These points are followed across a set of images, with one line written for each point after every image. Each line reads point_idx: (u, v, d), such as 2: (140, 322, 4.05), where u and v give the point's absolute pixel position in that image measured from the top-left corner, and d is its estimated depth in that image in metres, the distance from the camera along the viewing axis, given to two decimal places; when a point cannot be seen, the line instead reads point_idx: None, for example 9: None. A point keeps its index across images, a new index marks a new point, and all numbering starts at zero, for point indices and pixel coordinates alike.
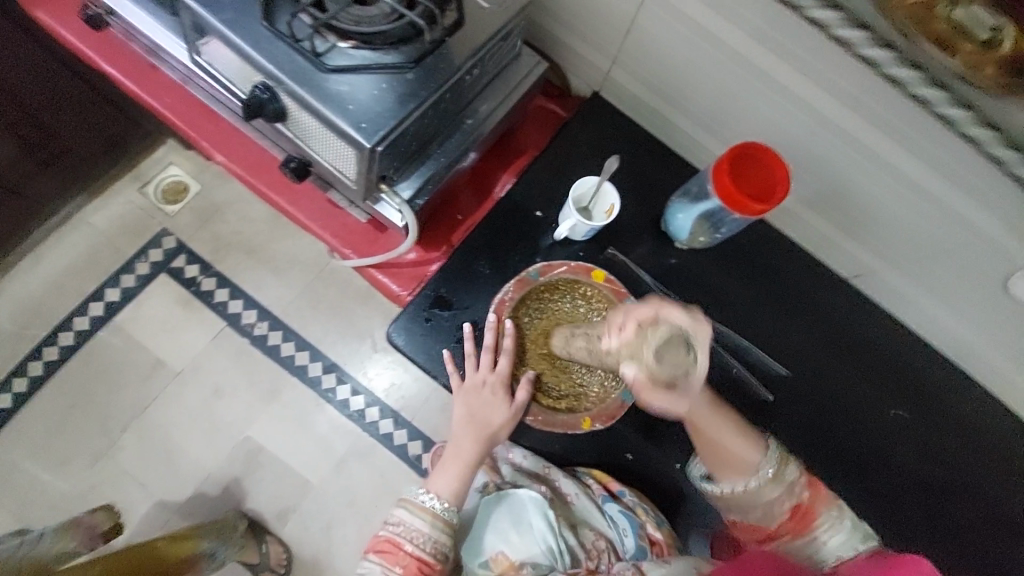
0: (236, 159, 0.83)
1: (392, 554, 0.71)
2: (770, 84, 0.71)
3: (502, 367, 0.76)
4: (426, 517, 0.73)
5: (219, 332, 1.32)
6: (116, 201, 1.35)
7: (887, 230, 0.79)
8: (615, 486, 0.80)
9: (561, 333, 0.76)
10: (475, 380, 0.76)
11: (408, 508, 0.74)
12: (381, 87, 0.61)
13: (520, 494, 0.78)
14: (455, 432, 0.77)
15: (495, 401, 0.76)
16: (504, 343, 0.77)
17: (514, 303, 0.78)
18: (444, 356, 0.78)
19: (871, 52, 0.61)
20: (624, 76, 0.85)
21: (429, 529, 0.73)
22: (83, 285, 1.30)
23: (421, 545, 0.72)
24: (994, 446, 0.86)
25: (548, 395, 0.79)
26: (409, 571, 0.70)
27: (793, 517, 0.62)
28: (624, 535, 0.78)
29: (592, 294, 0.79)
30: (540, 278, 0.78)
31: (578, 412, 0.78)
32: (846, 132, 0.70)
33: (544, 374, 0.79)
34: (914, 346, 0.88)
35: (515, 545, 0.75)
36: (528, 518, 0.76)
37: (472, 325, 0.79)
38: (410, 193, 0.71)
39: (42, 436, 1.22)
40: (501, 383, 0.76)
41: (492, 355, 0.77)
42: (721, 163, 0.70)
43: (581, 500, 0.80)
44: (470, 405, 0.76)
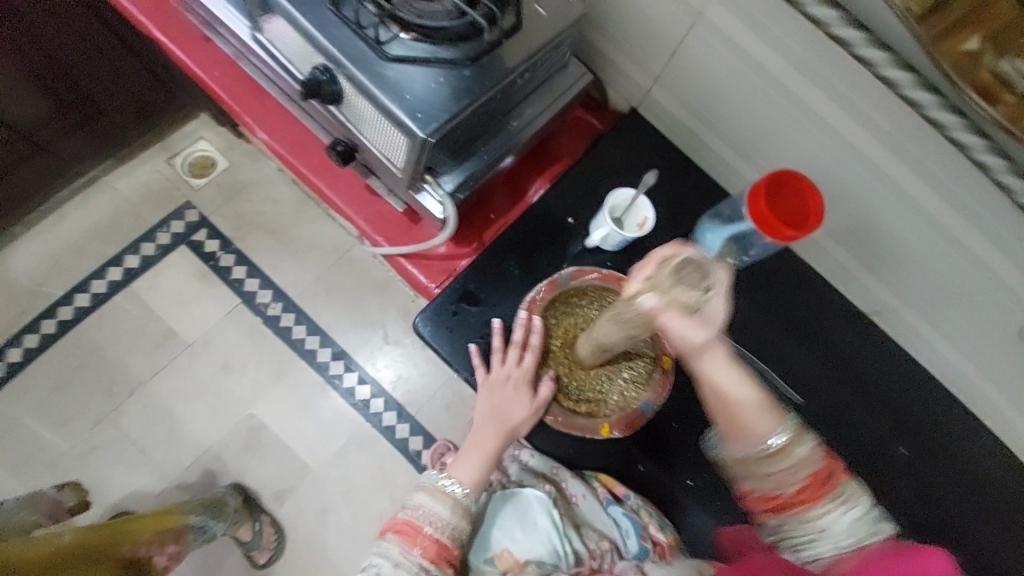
0: (279, 138, 0.85)
1: (411, 536, 0.71)
2: (811, 116, 0.73)
3: (527, 363, 0.77)
4: (448, 502, 0.74)
5: (233, 309, 1.33)
6: (145, 169, 1.37)
7: (911, 270, 0.80)
8: (620, 490, 0.85)
9: (581, 344, 0.75)
10: (500, 375, 0.77)
11: (429, 494, 0.74)
12: (438, 81, 0.62)
13: (526, 493, 0.83)
14: (479, 424, 0.79)
15: (517, 396, 0.77)
16: (532, 341, 0.77)
17: (544, 303, 0.79)
18: (471, 350, 0.79)
19: (916, 94, 0.60)
20: (665, 95, 0.87)
21: (448, 515, 0.74)
22: (103, 248, 1.31)
23: (440, 528, 0.72)
24: (997, 494, 0.86)
25: (569, 398, 0.80)
26: (428, 553, 0.70)
27: (813, 490, 0.54)
28: (627, 536, 0.83)
29: None
30: (571, 283, 0.79)
31: (597, 417, 0.77)
32: (881, 170, 0.72)
33: (565, 376, 0.80)
34: (926, 387, 0.89)
35: (520, 543, 0.80)
36: (534, 516, 0.82)
37: (501, 321, 0.80)
38: (453, 186, 0.72)
39: (47, 394, 1.22)
40: (525, 379, 0.77)
41: (518, 351, 0.78)
42: (759, 186, 0.71)
43: (585, 503, 0.85)
44: (493, 399, 0.77)
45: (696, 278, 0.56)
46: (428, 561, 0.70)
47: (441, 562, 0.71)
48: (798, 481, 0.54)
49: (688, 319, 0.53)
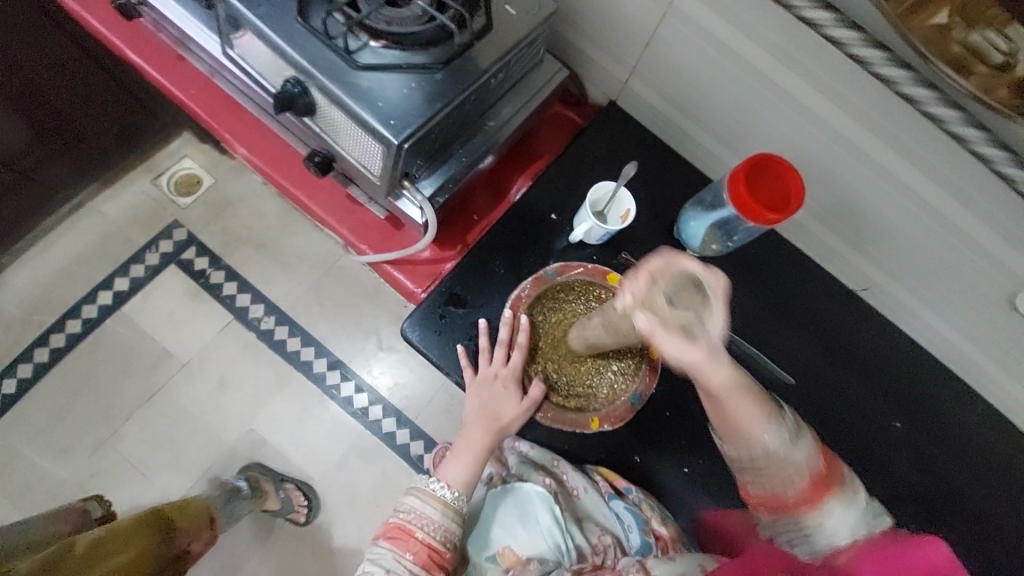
0: (257, 151, 0.85)
1: (403, 540, 0.71)
2: (786, 98, 0.73)
3: (514, 361, 0.77)
4: (438, 505, 0.74)
5: (226, 325, 1.32)
6: (129, 190, 1.37)
7: (896, 246, 0.80)
8: (621, 484, 0.83)
9: (575, 336, 0.76)
10: (488, 374, 0.77)
11: (420, 497, 0.74)
12: (410, 87, 0.62)
13: (525, 488, 0.82)
14: (469, 422, 0.79)
15: (506, 395, 0.77)
16: (519, 339, 0.78)
17: (530, 300, 0.80)
18: (459, 351, 0.79)
19: (889, 71, 0.60)
20: (641, 86, 0.87)
21: (439, 517, 0.73)
22: (92, 273, 1.30)
23: (431, 532, 0.72)
24: (995, 463, 0.86)
25: (558, 394, 0.80)
26: (420, 558, 0.70)
27: (811, 486, 0.57)
28: (629, 531, 0.82)
29: (606, 297, 0.80)
30: (557, 278, 0.81)
31: (586, 411, 0.79)
32: (859, 148, 0.72)
33: (555, 372, 0.80)
34: (919, 361, 0.89)
35: (521, 540, 0.79)
36: (535, 513, 0.81)
37: (487, 321, 0.80)
38: (431, 191, 0.72)
39: (44, 422, 1.22)
40: (513, 377, 0.77)
41: (505, 349, 0.78)
42: (739, 171, 0.71)
43: (586, 496, 0.83)
44: (482, 398, 0.77)
45: (690, 288, 0.53)
46: (419, 567, 0.69)
47: (433, 566, 0.70)
48: (799, 479, 0.57)
49: (689, 344, 0.51)
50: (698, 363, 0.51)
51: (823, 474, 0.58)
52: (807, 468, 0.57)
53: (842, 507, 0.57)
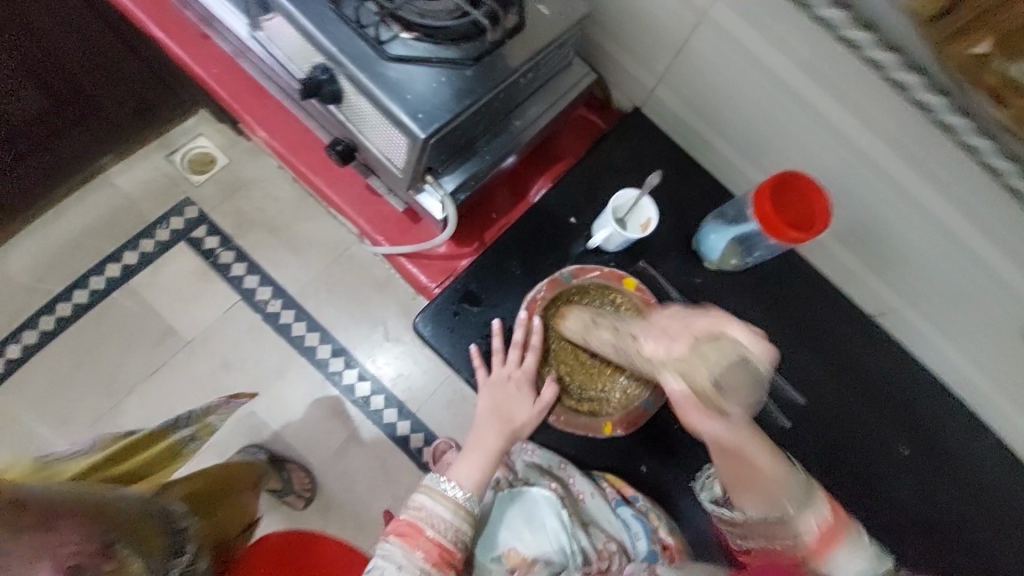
0: (279, 137, 0.84)
1: (413, 538, 0.70)
2: (817, 116, 0.72)
3: (528, 364, 0.77)
4: (449, 505, 0.73)
5: (232, 306, 1.32)
6: (143, 165, 1.36)
7: (917, 271, 0.79)
8: (629, 492, 0.83)
9: (574, 313, 0.77)
10: (501, 376, 0.77)
11: (431, 496, 0.73)
12: (439, 81, 0.61)
13: (532, 493, 0.82)
14: (481, 424, 0.78)
15: (519, 396, 0.77)
16: (532, 341, 0.77)
17: (546, 302, 0.78)
18: (472, 351, 0.79)
19: (925, 97, 0.59)
20: (668, 94, 0.86)
21: (450, 517, 0.73)
22: (102, 245, 1.30)
23: (441, 531, 0.71)
24: (999, 497, 0.86)
25: (572, 397, 0.79)
26: (431, 556, 0.69)
27: (819, 538, 0.59)
28: (636, 538, 0.81)
29: (622, 302, 0.79)
30: (573, 281, 0.79)
31: (600, 416, 0.78)
32: (887, 172, 0.71)
33: (570, 377, 0.80)
34: (931, 389, 0.88)
35: (528, 542, 0.80)
36: (542, 517, 0.81)
37: (501, 321, 0.80)
38: (453, 187, 0.71)
39: (47, 391, 1.22)
40: (526, 379, 0.77)
41: (519, 350, 0.78)
42: (763, 188, 0.70)
43: (592, 502, 0.83)
44: (495, 399, 0.77)
45: (738, 365, 0.59)
46: (429, 565, 0.69)
47: (443, 564, 0.70)
48: (810, 535, 0.60)
49: (714, 401, 0.60)
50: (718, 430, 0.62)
51: (835, 526, 0.60)
52: (817, 518, 0.61)
53: (851, 558, 0.58)
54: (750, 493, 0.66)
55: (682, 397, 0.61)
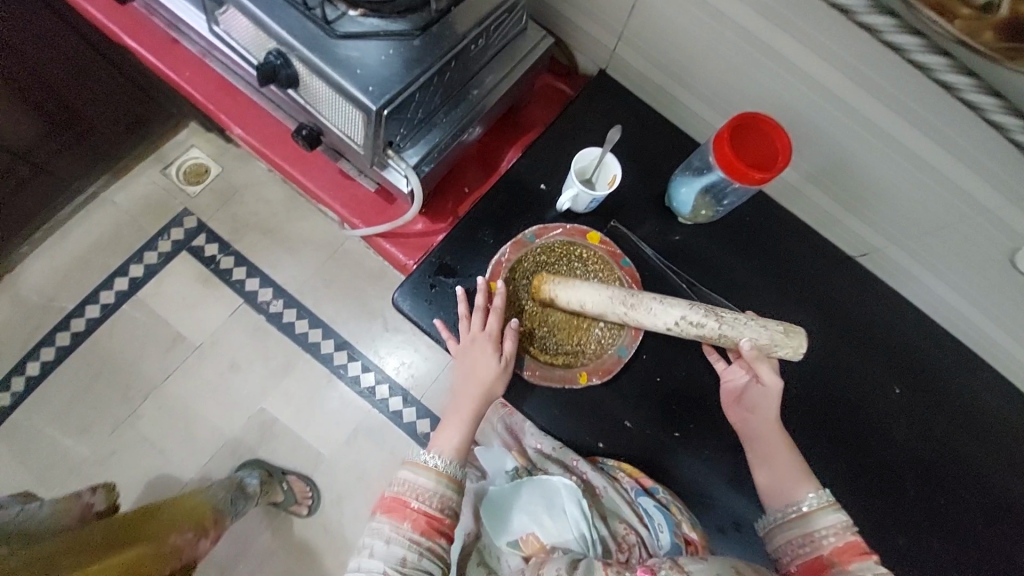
0: (252, 131, 0.86)
1: (399, 511, 0.72)
2: (774, 57, 0.72)
3: (491, 325, 0.77)
4: (430, 473, 0.74)
5: (237, 309, 1.36)
6: (139, 180, 1.41)
7: (894, 205, 0.78)
8: (648, 483, 0.84)
9: (558, 285, 0.77)
10: (469, 341, 0.77)
11: (413, 469, 0.75)
12: (388, 54, 0.63)
13: (554, 480, 0.86)
14: (458, 394, 0.79)
15: (485, 357, 0.76)
16: (495, 303, 0.77)
17: (511, 264, 0.81)
18: (438, 327, 0.80)
19: (871, 19, 0.59)
20: (629, 53, 0.86)
21: (433, 486, 0.74)
22: (108, 259, 1.35)
23: (426, 500, 0.73)
24: (996, 430, 0.85)
25: (546, 352, 0.81)
26: (418, 526, 0.71)
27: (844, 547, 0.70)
28: (659, 529, 0.83)
29: (587, 256, 0.83)
30: (536, 241, 0.82)
31: (575, 367, 0.80)
32: (847, 106, 0.70)
33: (543, 333, 0.81)
34: (920, 326, 0.88)
35: (547, 528, 0.82)
36: (562, 505, 0.84)
37: (466, 291, 0.81)
38: (416, 159, 0.72)
39: (67, 404, 1.28)
40: (493, 338, 0.77)
41: (481, 314, 0.78)
42: (721, 133, 0.70)
43: (610, 493, 0.87)
44: (465, 366, 0.77)
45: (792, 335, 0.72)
46: (418, 534, 0.71)
47: (432, 532, 0.71)
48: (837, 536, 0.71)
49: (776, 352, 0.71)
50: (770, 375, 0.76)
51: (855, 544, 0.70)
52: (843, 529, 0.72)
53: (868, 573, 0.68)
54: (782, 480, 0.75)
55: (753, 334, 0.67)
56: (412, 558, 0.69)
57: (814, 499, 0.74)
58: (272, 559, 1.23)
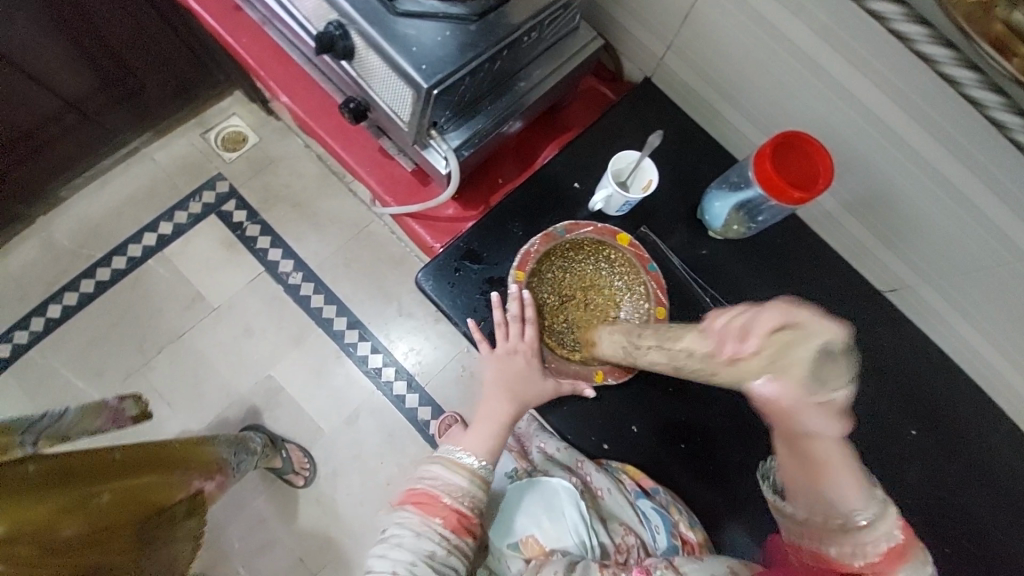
0: (299, 102, 0.88)
1: (430, 506, 0.73)
2: (825, 79, 0.71)
3: (530, 336, 0.78)
4: (464, 472, 0.76)
5: (257, 277, 1.38)
6: (179, 142, 1.45)
7: (928, 241, 0.77)
8: (649, 485, 0.86)
9: (604, 334, 0.78)
10: (507, 349, 0.78)
11: (446, 466, 0.77)
12: (444, 35, 0.64)
13: (552, 483, 0.86)
14: (494, 399, 0.81)
15: (529, 370, 0.78)
16: (528, 313, 0.78)
17: (539, 256, 0.79)
18: (469, 325, 0.80)
19: (929, 49, 0.57)
20: (677, 63, 0.87)
21: (466, 484, 0.76)
22: (140, 215, 1.39)
23: (457, 498, 0.74)
24: (1010, 485, 0.83)
25: (564, 345, 0.81)
26: (448, 522, 0.73)
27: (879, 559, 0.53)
28: (657, 532, 0.84)
29: (615, 257, 0.82)
30: (566, 236, 0.80)
31: (591, 364, 0.80)
32: (894, 135, 0.70)
33: (561, 327, 0.82)
34: (942, 370, 0.86)
35: (547, 531, 0.82)
36: (561, 506, 0.84)
37: (500, 296, 0.80)
38: (458, 142, 0.74)
39: (84, 349, 1.31)
40: (533, 352, 0.78)
41: (518, 324, 0.78)
42: (764, 149, 0.70)
43: (611, 497, 0.87)
44: (501, 373, 0.78)
45: (824, 352, 0.51)
46: (448, 530, 0.72)
47: (461, 529, 0.73)
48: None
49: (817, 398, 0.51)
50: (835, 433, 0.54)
51: (894, 553, 0.53)
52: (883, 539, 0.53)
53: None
54: (867, 539, 0.58)
55: (789, 397, 0.52)
56: (440, 553, 0.71)
57: (859, 509, 0.54)
58: (262, 525, 1.24)
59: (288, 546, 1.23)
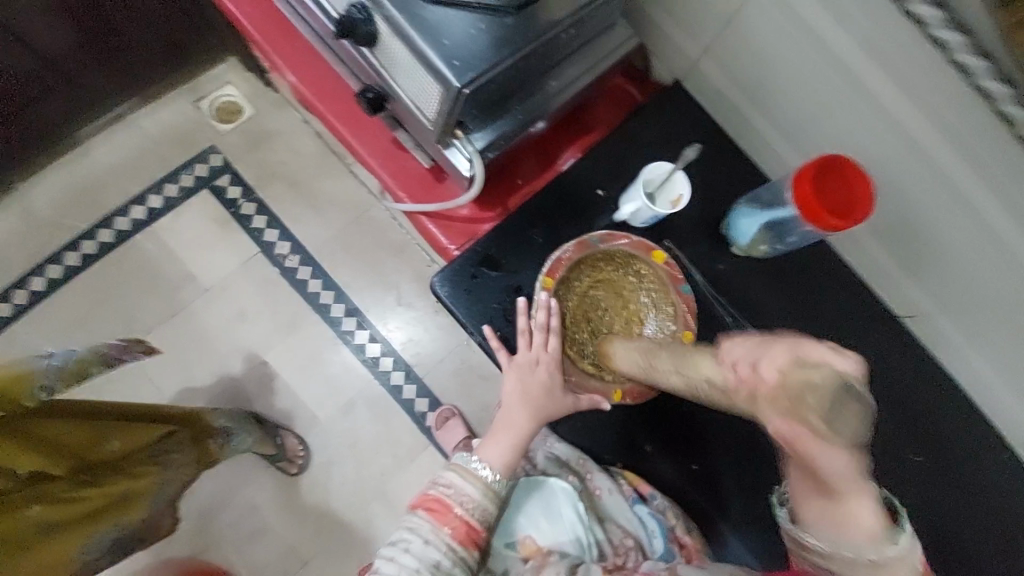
0: (307, 83, 0.83)
1: (442, 514, 0.71)
2: (871, 100, 0.68)
3: (553, 346, 0.75)
4: (478, 484, 0.73)
5: (250, 258, 1.32)
6: (169, 109, 1.35)
7: (953, 272, 0.76)
8: (646, 490, 0.84)
9: (621, 348, 0.73)
10: (528, 358, 0.75)
11: (461, 474, 0.74)
12: (477, 28, 0.60)
13: (552, 484, 0.83)
14: (508, 405, 0.76)
15: (546, 378, 0.75)
16: (552, 322, 0.75)
17: (570, 262, 0.77)
18: (484, 330, 0.78)
19: (989, 85, 0.55)
20: (713, 67, 0.83)
21: (479, 497, 0.73)
22: (128, 186, 1.31)
23: (470, 510, 0.72)
24: (1010, 513, 0.83)
25: (585, 360, 0.79)
26: (457, 533, 0.71)
27: None
28: (652, 536, 0.82)
29: (647, 273, 0.80)
30: (600, 246, 0.78)
31: (610, 382, 0.78)
32: (936, 165, 0.68)
33: (583, 339, 0.80)
34: (955, 400, 0.85)
35: (544, 531, 0.81)
36: (560, 507, 0.82)
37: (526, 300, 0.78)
38: (483, 144, 0.69)
39: (66, 326, 1.24)
40: (555, 362, 0.75)
41: (542, 333, 0.75)
42: (805, 169, 0.68)
43: (609, 499, 0.84)
44: (519, 380, 0.75)
45: (844, 400, 0.44)
46: (456, 542, 0.70)
47: (469, 541, 0.71)
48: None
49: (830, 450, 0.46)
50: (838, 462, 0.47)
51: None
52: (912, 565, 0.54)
53: None
54: (848, 529, 0.52)
55: (789, 429, 0.47)
56: (446, 563, 0.70)
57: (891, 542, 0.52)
58: (253, 512, 1.21)
59: (279, 533, 1.21)
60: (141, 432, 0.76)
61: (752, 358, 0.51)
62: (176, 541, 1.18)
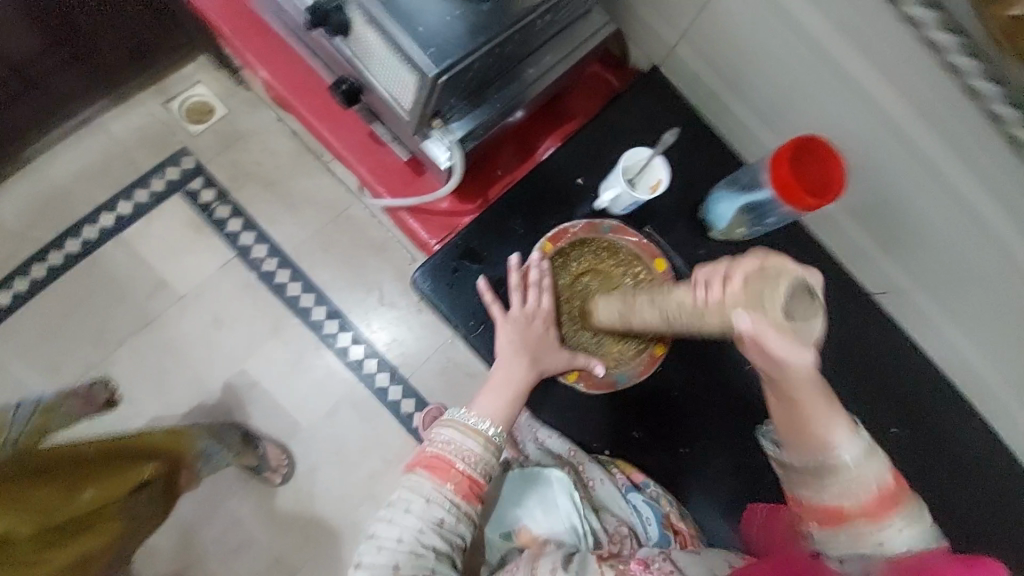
0: (280, 77, 0.81)
1: (443, 471, 0.69)
2: (844, 80, 0.70)
3: (546, 305, 0.77)
4: (479, 438, 0.71)
5: (228, 262, 1.29)
6: (137, 112, 1.31)
7: (926, 248, 0.78)
8: (639, 478, 0.83)
9: (603, 302, 0.76)
10: (523, 312, 0.76)
11: (458, 430, 0.71)
12: (453, 15, 0.60)
13: (546, 473, 0.81)
14: (501, 358, 0.75)
15: (542, 337, 0.76)
16: (545, 282, 0.77)
17: (576, 238, 0.80)
18: (480, 283, 0.77)
19: (960, 61, 0.56)
20: (689, 53, 0.84)
21: (481, 452, 0.71)
22: (95, 192, 1.27)
23: (472, 465, 0.70)
24: (984, 480, 0.86)
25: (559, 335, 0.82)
26: (460, 488, 0.69)
27: (876, 498, 0.55)
28: (647, 523, 0.80)
29: (644, 276, 0.80)
30: (609, 234, 0.80)
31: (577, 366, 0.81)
32: (908, 142, 0.69)
33: (565, 316, 0.82)
34: (931, 373, 0.88)
35: (538, 520, 0.77)
36: (554, 497, 0.79)
37: (519, 257, 0.78)
38: (462, 134, 0.69)
39: (35, 339, 1.20)
40: (549, 318, 0.77)
41: (536, 291, 0.77)
42: (782, 152, 0.69)
43: (603, 488, 0.82)
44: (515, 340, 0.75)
45: (802, 292, 0.49)
46: (459, 497, 0.68)
47: (472, 497, 0.69)
48: (864, 493, 0.55)
49: (795, 343, 0.50)
50: (795, 360, 0.51)
51: (887, 496, 0.55)
52: (873, 479, 0.56)
53: (905, 525, 0.54)
54: (812, 427, 0.57)
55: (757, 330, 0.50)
56: (450, 521, 0.67)
57: (848, 447, 0.57)
58: (238, 524, 1.19)
59: (265, 542, 1.19)
60: (115, 474, 0.75)
61: (722, 274, 0.56)
62: (156, 556, 1.15)
